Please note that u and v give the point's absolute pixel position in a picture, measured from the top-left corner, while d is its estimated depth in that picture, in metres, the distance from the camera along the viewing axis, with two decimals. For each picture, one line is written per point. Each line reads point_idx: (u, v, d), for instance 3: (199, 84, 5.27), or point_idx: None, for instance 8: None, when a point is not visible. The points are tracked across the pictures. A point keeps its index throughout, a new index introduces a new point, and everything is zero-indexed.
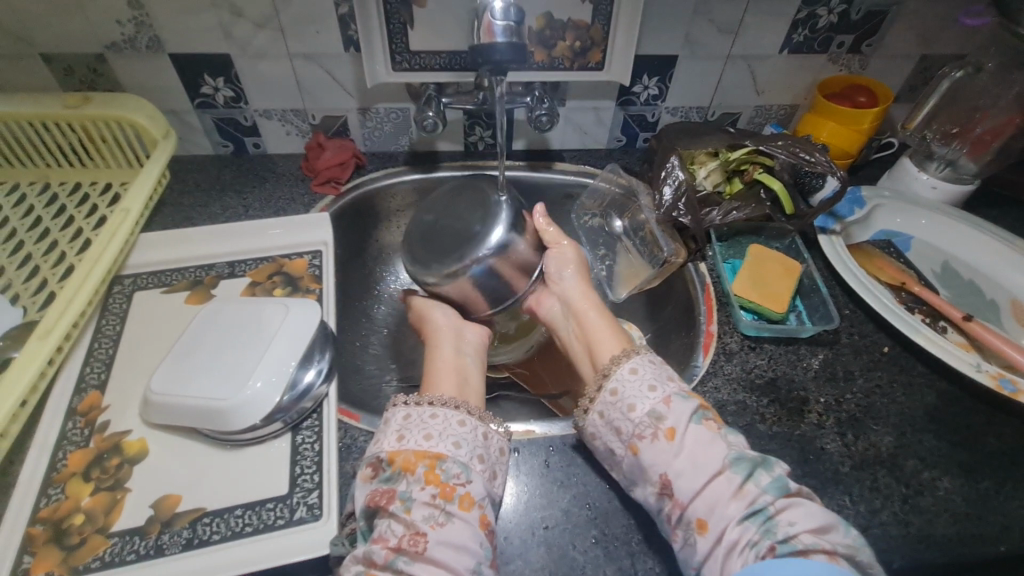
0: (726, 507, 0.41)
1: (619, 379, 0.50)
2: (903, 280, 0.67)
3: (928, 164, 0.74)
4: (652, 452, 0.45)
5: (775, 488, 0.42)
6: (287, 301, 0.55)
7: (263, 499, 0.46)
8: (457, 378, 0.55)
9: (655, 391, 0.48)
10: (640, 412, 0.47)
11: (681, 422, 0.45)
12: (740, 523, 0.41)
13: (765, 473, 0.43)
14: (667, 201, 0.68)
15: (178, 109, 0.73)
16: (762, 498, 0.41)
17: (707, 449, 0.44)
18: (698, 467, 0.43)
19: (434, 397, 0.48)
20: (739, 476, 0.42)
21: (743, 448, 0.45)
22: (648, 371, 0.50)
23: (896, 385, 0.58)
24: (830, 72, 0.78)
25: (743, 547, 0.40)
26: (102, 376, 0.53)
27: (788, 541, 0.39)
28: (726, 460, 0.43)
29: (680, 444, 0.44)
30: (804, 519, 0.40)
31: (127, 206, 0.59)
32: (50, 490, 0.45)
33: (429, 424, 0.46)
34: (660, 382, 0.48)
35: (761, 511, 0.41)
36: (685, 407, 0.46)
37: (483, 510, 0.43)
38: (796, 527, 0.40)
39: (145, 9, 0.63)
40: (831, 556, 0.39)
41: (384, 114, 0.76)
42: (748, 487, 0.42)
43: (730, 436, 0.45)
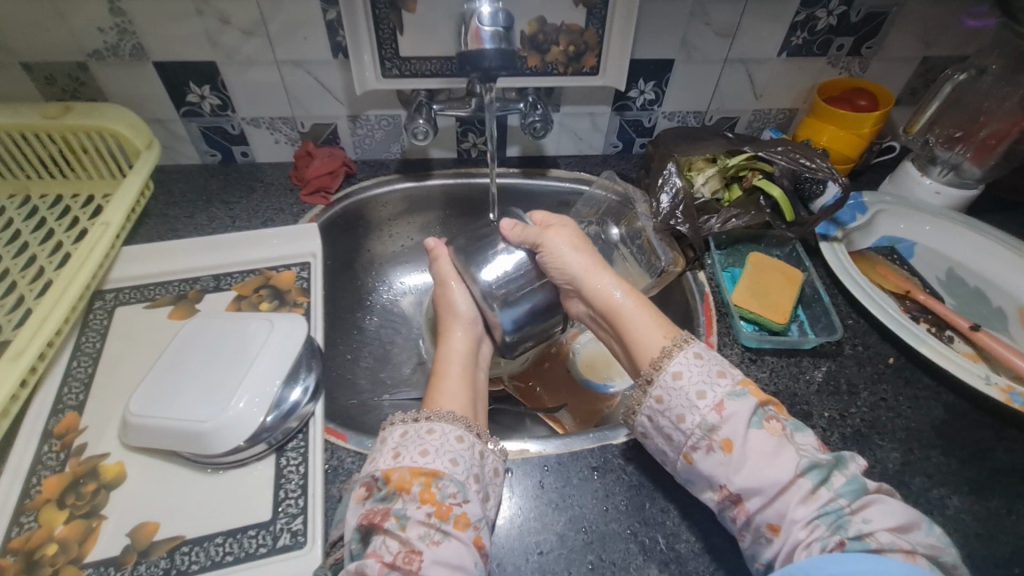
0: (796, 511, 0.40)
1: (663, 386, 0.46)
2: (907, 288, 0.65)
3: (931, 168, 0.72)
4: (708, 464, 0.43)
5: (851, 490, 0.40)
6: (272, 317, 0.54)
7: (245, 525, 0.44)
8: (469, 390, 0.51)
9: (706, 399, 0.44)
10: (691, 423, 0.44)
11: (739, 432, 0.42)
12: (810, 523, 0.39)
13: (838, 474, 0.41)
14: (665, 208, 0.66)
15: (163, 118, 0.71)
16: (836, 501, 0.40)
17: (773, 455, 0.41)
18: (769, 476, 0.40)
19: (433, 412, 0.46)
20: (812, 480, 0.40)
21: (814, 450, 0.43)
22: (693, 373, 0.45)
23: (902, 399, 0.56)
24: (829, 75, 0.77)
25: (810, 544, 0.39)
26: (81, 396, 0.51)
27: (862, 538, 0.38)
28: (799, 466, 0.41)
29: (741, 455, 0.42)
30: (881, 518, 0.39)
31: (108, 219, 0.57)
32: (22, 518, 0.43)
33: (427, 440, 0.43)
34: (709, 386, 0.45)
35: (835, 511, 0.39)
36: (741, 412, 0.43)
37: (478, 532, 0.41)
38: (871, 525, 0.39)
39: (127, 16, 0.61)
40: (909, 555, 0.37)
41: (374, 121, 0.74)
42: (821, 491, 0.40)
43: (798, 437, 0.43)
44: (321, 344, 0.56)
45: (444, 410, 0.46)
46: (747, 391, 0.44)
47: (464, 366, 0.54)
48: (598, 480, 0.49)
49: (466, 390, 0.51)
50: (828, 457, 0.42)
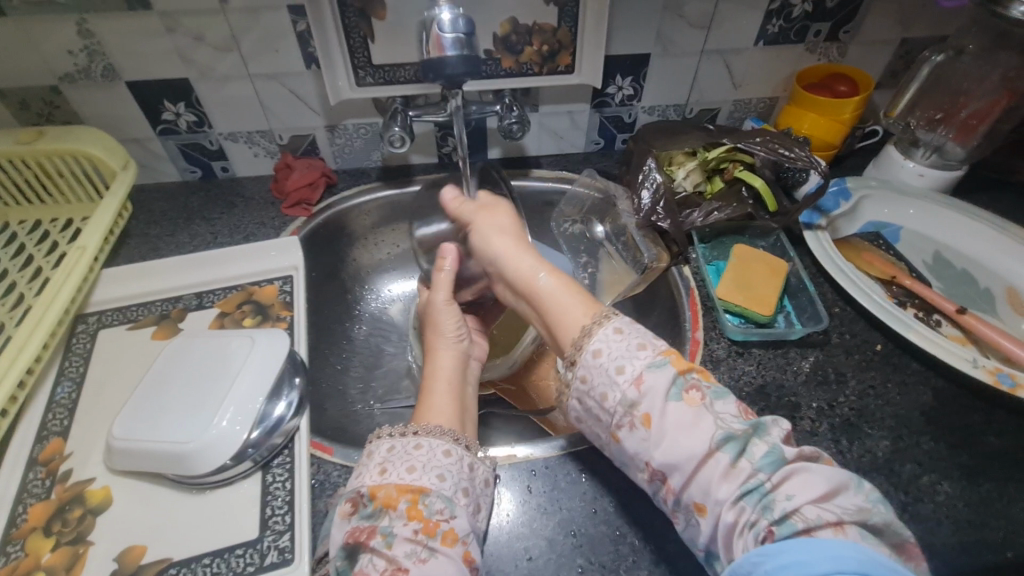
0: (718, 490, 0.38)
1: (585, 366, 0.44)
2: (893, 273, 0.65)
3: (914, 151, 0.72)
4: (633, 443, 0.41)
5: (769, 462, 0.38)
6: (253, 333, 0.53)
7: (232, 545, 0.44)
8: (457, 402, 0.51)
9: (625, 373, 0.42)
10: (614, 402, 0.42)
11: (657, 405, 0.41)
12: (735, 504, 0.37)
13: (758, 444, 0.39)
14: (645, 204, 0.66)
15: (140, 137, 0.71)
16: (756, 477, 0.37)
17: (690, 430, 0.39)
18: (685, 452, 0.39)
19: (420, 426, 0.45)
20: (729, 455, 0.38)
21: (732, 419, 0.40)
22: (613, 349, 0.44)
23: (890, 385, 0.56)
24: (808, 62, 0.76)
25: (742, 529, 0.36)
26: (65, 422, 0.51)
27: (788, 519, 0.35)
28: (715, 441, 0.39)
29: (661, 430, 0.40)
30: (805, 489, 0.36)
31: (85, 243, 0.57)
32: (8, 548, 0.43)
33: (414, 456, 0.43)
34: (629, 359, 0.43)
35: (755, 488, 0.37)
36: (660, 384, 0.41)
37: (466, 547, 0.40)
38: (795, 501, 0.36)
39: (96, 38, 0.61)
40: (837, 529, 0.35)
41: (352, 130, 0.74)
42: (740, 464, 0.38)
43: (718, 405, 0.41)
44: (304, 358, 0.56)
45: (434, 426, 0.46)
46: (667, 361, 0.43)
47: (454, 380, 0.53)
48: (586, 482, 0.49)
49: (454, 403, 0.50)
50: (744, 425, 0.40)
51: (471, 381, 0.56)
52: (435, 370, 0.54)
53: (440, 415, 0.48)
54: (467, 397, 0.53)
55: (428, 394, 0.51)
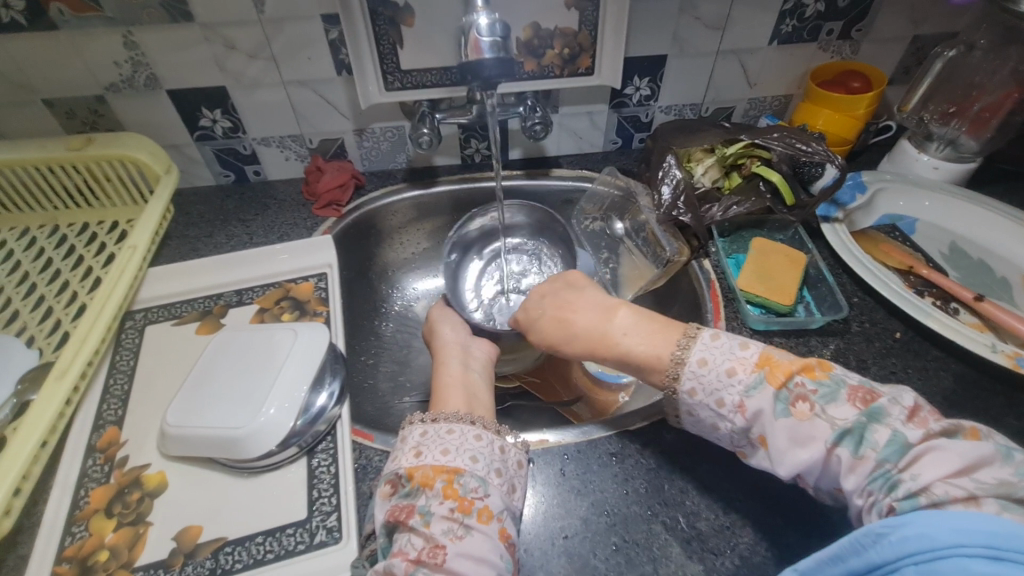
0: (845, 482, 0.38)
1: (692, 378, 0.44)
2: (910, 263, 0.66)
3: (927, 145, 0.73)
4: (757, 459, 0.43)
5: (892, 450, 0.36)
6: (295, 326, 0.56)
7: (283, 524, 0.46)
8: (466, 390, 0.52)
9: (725, 405, 0.43)
10: (727, 429, 0.43)
11: (769, 427, 0.41)
12: (866, 491, 0.37)
13: (879, 429, 0.37)
14: (666, 199, 0.68)
15: (179, 143, 0.74)
16: (880, 465, 0.36)
17: (806, 441, 0.39)
18: (806, 462, 0.39)
19: (449, 413, 0.47)
20: (847, 450, 0.38)
21: (846, 416, 0.39)
22: (705, 383, 0.44)
23: (911, 371, 0.57)
24: (821, 60, 0.78)
25: (869, 508, 0.36)
26: (120, 412, 0.53)
27: (913, 496, 0.34)
28: (830, 439, 0.38)
29: (778, 449, 0.40)
30: (934, 467, 0.34)
31: (135, 242, 0.60)
32: (74, 528, 0.46)
33: (446, 440, 0.45)
34: (725, 389, 0.43)
35: (881, 475, 0.36)
36: (764, 404, 0.41)
37: (501, 524, 0.42)
38: (923, 479, 0.34)
39: (141, 49, 0.64)
40: (970, 503, 0.32)
41: (380, 133, 0.77)
42: (865, 455, 0.37)
43: (831, 410, 0.39)
44: (343, 351, 0.58)
45: (450, 411, 0.48)
46: (762, 376, 0.42)
47: (460, 370, 0.55)
48: (617, 465, 0.51)
49: (463, 390, 0.52)
50: (858, 415, 0.38)
51: (476, 367, 0.57)
52: (441, 363, 0.56)
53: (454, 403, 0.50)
54: (474, 381, 0.54)
55: (439, 385, 0.53)
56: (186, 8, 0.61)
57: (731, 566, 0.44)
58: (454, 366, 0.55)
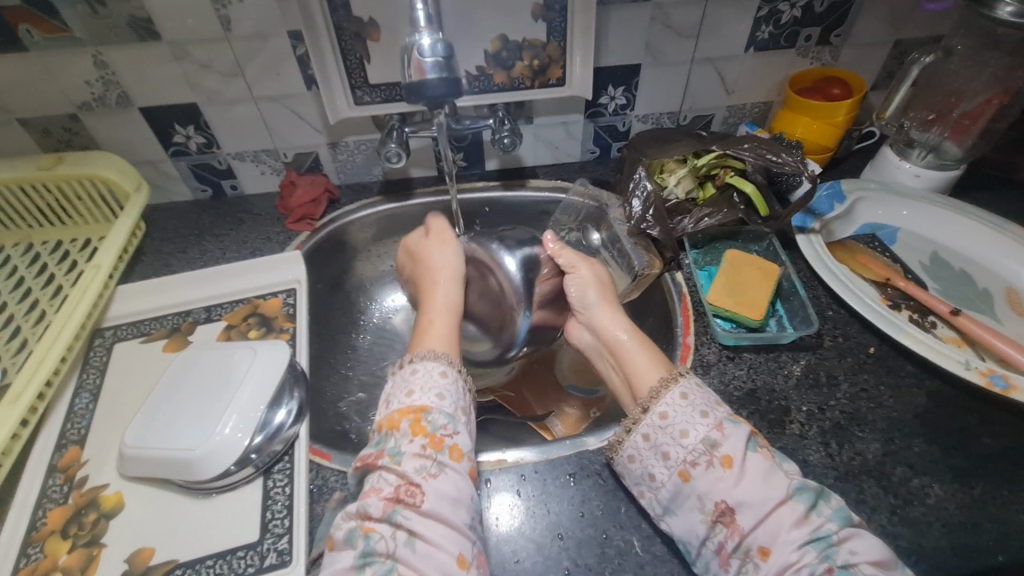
0: (788, 534, 0.39)
1: (668, 404, 0.46)
2: (887, 275, 0.64)
3: (910, 152, 0.71)
4: (704, 480, 0.42)
5: (840, 517, 0.40)
6: (255, 344, 0.56)
7: (234, 547, 0.46)
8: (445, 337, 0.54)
9: (709, 418, 0.44)
10: (693, 439, 0.43)
11: (739, 449, 0.42)
12: (801, 548, 0.38)
13: (825, 504, 0.41)
14: (636, 211, 0.67)
15: (154, 159, 0.75)
16: (826, 527, 0.39)
17: (768, 479, 0.41)
18: (762, 494, 0.40)
19: (421, 354, 0.49)
20: (802, 505, 0.40)
21: (802, 477, 0.42)
22: (679, 413, 0.45)
23: (883, 388, 0.56)
24: (800, 66, 0.77)
25: (799, 568, 0.38)
26: (82, 431, 0.54)
27: (850, 568, 0.37)
28: (790, 489, 0.41)
29: (741, 471, 0.41)
30: (866, 549, 0.38)
31: (99, 262, 0.61)
32: (29, 550, 0.46)
33: (413, 380, 0.47)
34: (693, 424, 0.44)
35: (823, 537, 0.38)
36: (739, 434, 0.43)
37: (470, 463, 0.44)
38: (857, 556, 0.38)
39: (111, 68, 0.64)
40: None
41: (354, 146, 0.77)
42: (813, 516, 0.40)
43: (784, 463, 0.43)
44: (305, 368, 0.59)
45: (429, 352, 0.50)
46: (740, 420, 0.45)
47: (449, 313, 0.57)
48: (575, 487, 0.50)
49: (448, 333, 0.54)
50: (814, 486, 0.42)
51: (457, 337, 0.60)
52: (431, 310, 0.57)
53: (431, 344, 0.52)
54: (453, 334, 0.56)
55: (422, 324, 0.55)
56: (154, 27, 0.61)
57: None
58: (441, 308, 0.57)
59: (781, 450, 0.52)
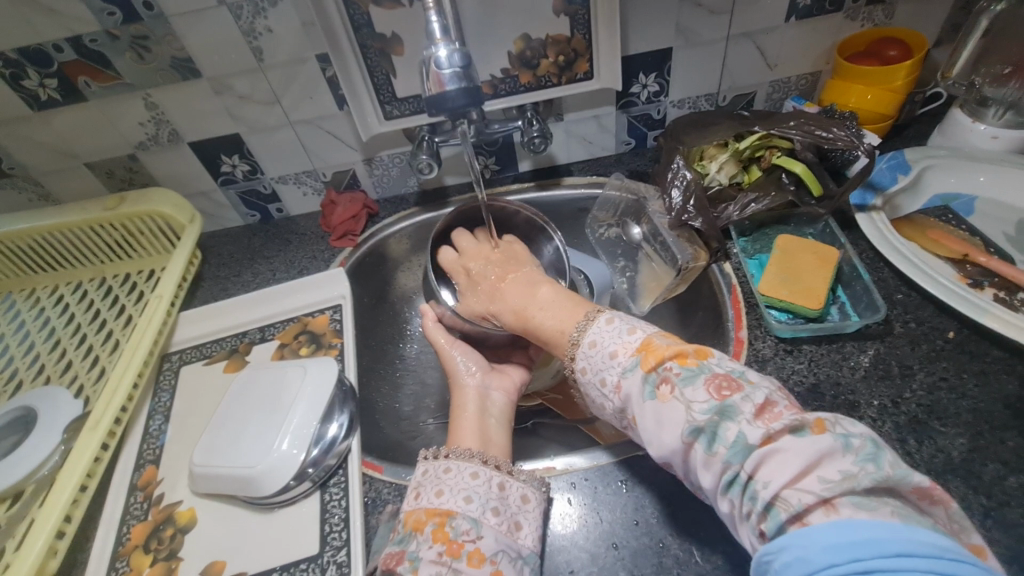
0: (706, 483, 0.37)
1: (585, 358, 0.46)
2: (964, 251, 0.59)
3: (984, 112, 0.65)
4: (638, 441, 0.43)
5: (740, 450, 0.35)
6: (305, 362, 0.58)
7: (297, 560, 0.48)
8: (480, 434, 0.51)
9: (608, 384, 0.44)
10: (611, 409, 0.44)
11: (637, 410, 0.41)
12: (728, 497, 0.36)
13: (728, 427, 0.36)
14: (677, 202, 0.64)
15: (206, 189, 0.79)
16: (731, 469, 0.35)
17: (666, 423, 0.39)
18: (668, 447, 0.39)
19: (452, 449, 0.48)
20: (703, 450, 0.37)
21: (701, 404, 0.38)
22: (593, 363, 0.45)
23: (966, 377, 0.51)
24: (850, 30, 0.71)
25: (742, 520, 0.35)
26: (157, 451, 0.58)
27: (772, 508, 0.33)
28: (686, 435, 0.38)
29: (645, 431, 0.41)
30: (778, 473, 0.33)
31: (161, 291, 0.65)
32: (117, 563, 0.50)
33: (443, 480, 0.45)
34: (607, 370, 0.44)
35: (737, 481, 0.35)
36: (635, 385, 0.42)
37: (495, 567, 0.41)
38: (773, 487, 0.33)
39: (160, 108, 0.68)
40: (829, 508, 0.31)
41: (388, 160, 0.78)
42: (716, 455, 0.36)
43: (687, 392, 0.39)
44: (353, 382, 0.60)
45: (462, 447, 0.48)
46: (639, 360, 0.43)
47: (477, 413, 0.54)
48: (628, 494, 0.48)
49: (477, 433, 0.51)
50: (711, 411, 0.37)
51: (495, 413, 0.55)
52: (459, 407, 0.55)
53: (469, 443, 0.50)
54: (491, 429, 0.53)
55: (455, 425, 0.53)
56: (193, 65, 0.64)
57: None
58: (471, 409, 0.54)
59: None
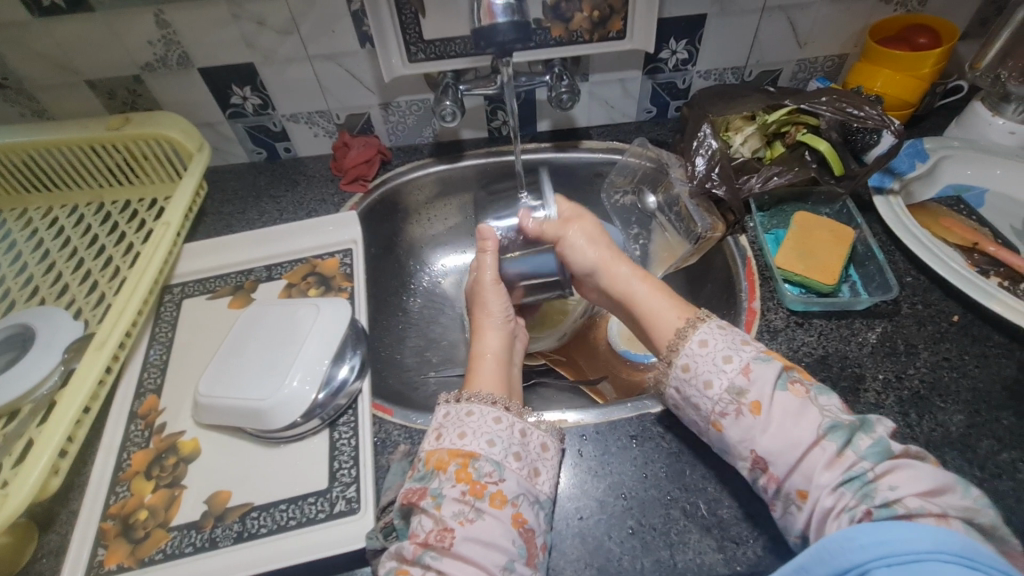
0: (821, 476, 0.39)
1: (689, 354, 0.46)
2: (974, 240, 0.60)
3: (1004, 107, 0.66)
4: (737, 430, 0.42)
5: (875, 453, 0.39)
6: (318, 301, 0.57)
7: (305, 493, 0.48)
8: (504, 379, 0.53)
9: (733, 363, 0.44)
10: (719, 389, 0.44)
11: (767, 393, 0.42)
12: (836, 491, 0.38)
13: (864, 436, 0.40)
14: (700, 171, 0.64)
15: (212, 121, 0.75)
16: (860, 465, 0.39)
17: (796, 417, 0.41)
18: (792, 438, 0.40)
19: (473, 393, 0.48)
20: (835, 444, 0.39)
21: (838, 413, 0.42)
22: (701, 360, 0.45)
23: (968, 358, 0.53)
24: (883, 14, 0.70)
25: (838, 512, 0.38)
26: (159, 380, 0.56)
27: (889, 506, 0.37)
28: (822, 428, 0.40)
29: (769, 416, 0.42)
30: (910, 482, 0.37)
31: (168, 220, 0.63)
32: (117, 487, 0.49)
33: (465, 422, 0.45)
34: (736, 351, 0.45)
35: (858, 477, 0.38)
36: (767, 375, 0.43)
37: (516, 509, 0.42)
38: (898, 491, 0.37)
39: (172, 27, 0.65)
40: (940, 520, 0.36)
41: (406, 107, 0.76)
42: (846, 454, 0.39)
43: (822, 400, 0.42)
44: (364, 326, 0.59)
45: (483, 393, 0.48)
46: (771, 357, 0.45)
47: (500, 357, 0.55)
48: (637, 449, 0.49)
49: (502, 378, 0.53)
50: (852, 419, 0.41)
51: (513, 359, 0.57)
52: (482, 349, 0.56)
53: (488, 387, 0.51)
54: (512, 377, 0.55)
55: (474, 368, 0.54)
56: None
57: (753, 556, 0.43)
58: (495, 352, 0.56)
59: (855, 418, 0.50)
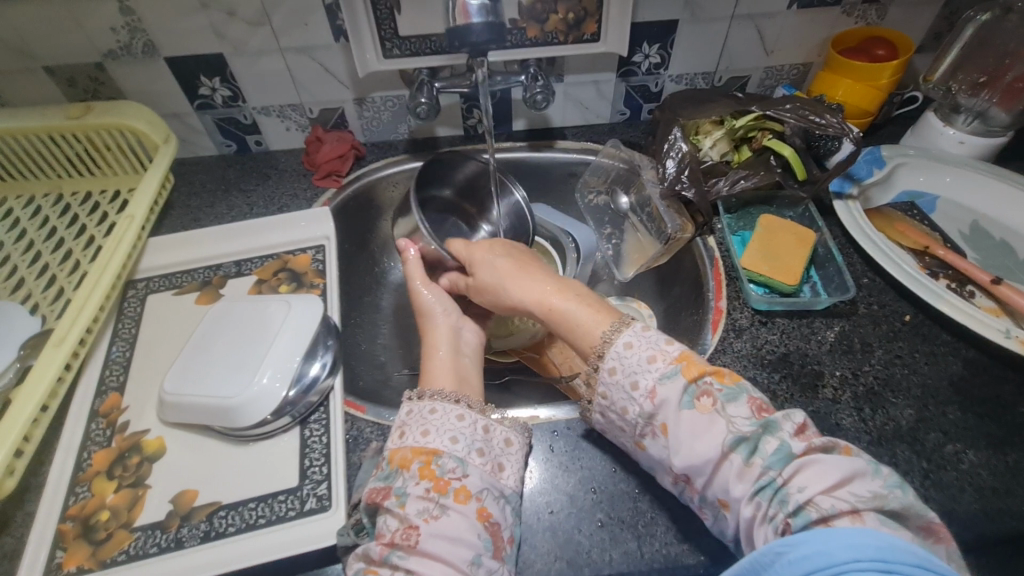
0: (734, 489, 0.40)
1: (614, 357, 0.46)
2: (926, 243, 0.64)
3: (955, 118, 0.69)
4: (656, 449, 0.44)
5: (780, 457, 0.39)
6: (289, 298, 0.56)
7: (275, 491, 0.48)
8: (455, 373, 0.52)
9: (640, 388, 0.44)
10: (633, 413, 0.44)
11: (671, 415, 0.43)
12: (752, 501, 0.39)
13: (770, 439, 0.40)
14: (670, 173, 0.65)
15: (179, 112, 0.73)
16: (768, 474, 0.39)
17: (703, 434, 0.41)
18: (701, 454, 0.41)
19: (434, 391, 0.48)
20: (741, 456, 0.40)
21: (744, 420, 0.41)
22: (626, 364, 0.45)
23: (918, 355, 0.56)
24: (845, 25, 0.73)
25: (761, 522, 0.38)
26: (122, 378, 0.55)
27: (803, 511, 0.36)
28: (727, 443, 0.41)
29: (677, 437, 0.42)
30: (818, 480, 0.37)
31: (132, 213, 0.61)
32: (77, 488, 0.48)
33: (429, 420, 0.46)
34: (642, 373, 0.45)
35: (769, 485, 0.38)
36: (673, 391, 0.43)
37: (480, 504, 0.42)
38: (808, 492, 0.37)
39: (136, 15, 0.63)
40: (854, 516, 0.35)
41: (380, 103, 0.75)
42: (754, 463, 0.39)
43: (730, 407, 0.42)
44: (337, 323, 0.59)
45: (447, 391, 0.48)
46: (679, 366, 0.44)
47: (451, 353, 0.55)
48: (607, 444, 0.51)
49: (454, 374, 0.52)
50: (756, 424, 0.41)
51: (467, 353, 0.57)
52: (432, 346, 0.56)
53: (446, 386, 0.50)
54: (465, 366, 0.55)
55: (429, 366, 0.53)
56: None
57: (714, 547, 0.45)
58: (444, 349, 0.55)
59: (813, 413, 0.52)
